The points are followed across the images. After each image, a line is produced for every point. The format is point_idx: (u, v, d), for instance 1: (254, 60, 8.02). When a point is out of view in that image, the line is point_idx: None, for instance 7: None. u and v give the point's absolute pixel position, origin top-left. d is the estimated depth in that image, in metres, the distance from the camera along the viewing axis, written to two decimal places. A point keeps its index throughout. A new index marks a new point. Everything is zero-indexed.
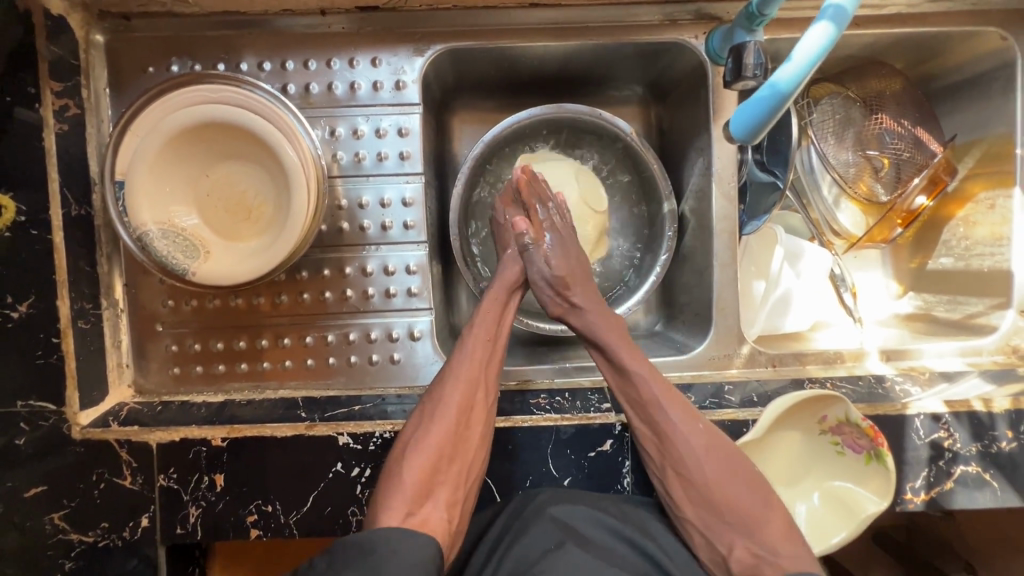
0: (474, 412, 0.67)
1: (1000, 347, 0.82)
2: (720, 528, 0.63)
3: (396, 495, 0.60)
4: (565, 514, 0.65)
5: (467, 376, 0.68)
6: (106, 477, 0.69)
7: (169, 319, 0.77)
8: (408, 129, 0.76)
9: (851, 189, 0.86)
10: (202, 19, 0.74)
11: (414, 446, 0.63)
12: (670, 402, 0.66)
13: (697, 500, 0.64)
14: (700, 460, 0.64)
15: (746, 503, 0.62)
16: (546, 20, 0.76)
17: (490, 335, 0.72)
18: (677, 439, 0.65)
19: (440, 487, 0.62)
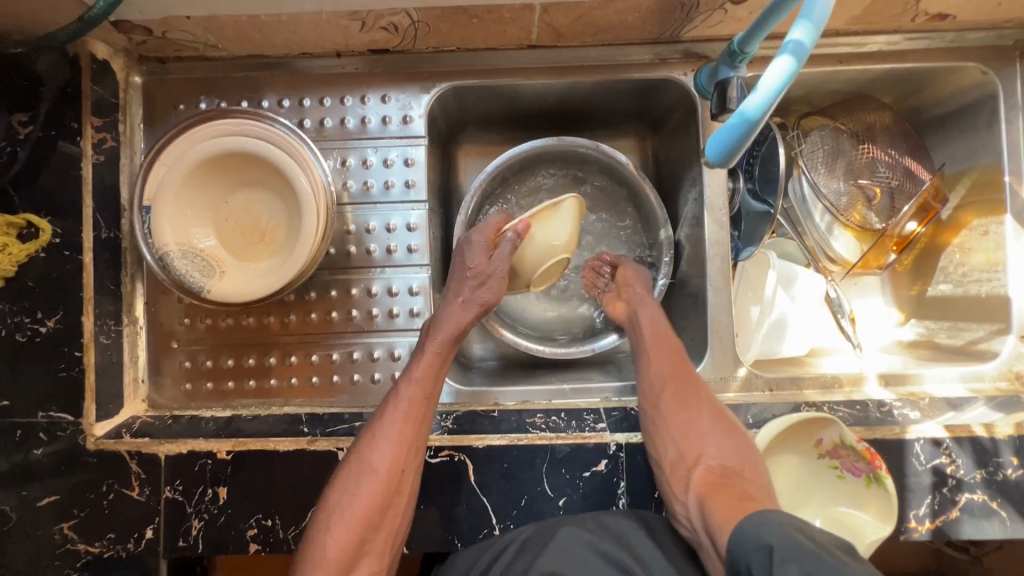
0: (403, 477, 0.67)
1: (1004, 373, 0.82)
2: (693, 451, 0.69)
3: (318, 564, 0.62)
4: (565, 539, 0.64)
5: (398, 441, 0.67)
6: (115, 488, 0.71)
7: (185, 336, 0.81)
8: (413, 159, 0.81)
9: (844, 218, 0.88)
10: (228, 61, 0.81)
11: (337, 512, 0.64)
12: (673, 350, 0.77)
13: (679, 427, 0.71)
14: (695, 405, 0.72)
15: (722, 437, 0.69)
16: (542, 60, 0.82)
17: (425, 392, 0.72)
18: (681, 379, 0.74)
19: (362, 557, 0.64)
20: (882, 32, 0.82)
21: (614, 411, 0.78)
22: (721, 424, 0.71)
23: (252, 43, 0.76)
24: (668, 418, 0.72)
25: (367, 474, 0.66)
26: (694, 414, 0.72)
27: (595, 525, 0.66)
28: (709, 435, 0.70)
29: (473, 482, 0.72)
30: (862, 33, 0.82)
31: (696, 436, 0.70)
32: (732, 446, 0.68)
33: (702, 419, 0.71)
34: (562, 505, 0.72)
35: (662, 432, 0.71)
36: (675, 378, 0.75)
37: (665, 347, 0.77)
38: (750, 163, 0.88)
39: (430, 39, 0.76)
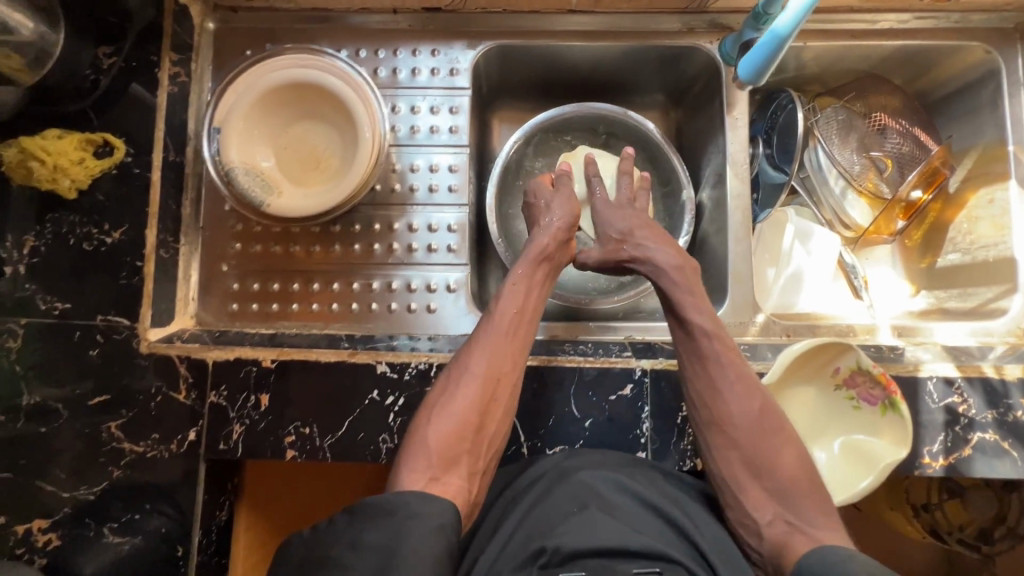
0: (500, 389, 0.69)
1: (1012, 330, 0.85)
2: (753, 489, 0.64)
3: (418, 464, 0.62)
4: (597, 478, 0.66)
5: (500, 351, 0.70)
6: (163, 390, 0.75)
7: (235, 260, 0.86)
8: (458, 108, 0.88)
9: (858, 184, 0.93)
10: (293, 13, 0.89)
11: (438, 412, 0.66)
12: (724, 359, 0.70)
13: (733, 459, 0.66)
14: (747, 424, 0.66)
15: (782, 464, 0.64)
16: (578, 25, 0.89)
17: (518, 312, 0.75)
18: (727, 393, 0.68)
19: (463, 460, 0.63)
20: (891, 11, 0.89)
21: (639, 344, 0.81)
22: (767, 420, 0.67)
23: None
24: (721, 448, 0.67)
25: (466, 381, 0.68)
26: (750, 435, 0.66)
27: (625, 470, 0.68)
28: (767, 467, 0.64)
29: None
30: (874, 12, 0.89)
31: (752, 467, 0.65)
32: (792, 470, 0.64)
33: (746, 425, 0.66)
34: (588, 427, 0.75)
35: (716, 462, 0.67)
36: (705, 378, 0.69)
37: (710, 363, 0.69)
38: (768, 131, 0.95)
39: None
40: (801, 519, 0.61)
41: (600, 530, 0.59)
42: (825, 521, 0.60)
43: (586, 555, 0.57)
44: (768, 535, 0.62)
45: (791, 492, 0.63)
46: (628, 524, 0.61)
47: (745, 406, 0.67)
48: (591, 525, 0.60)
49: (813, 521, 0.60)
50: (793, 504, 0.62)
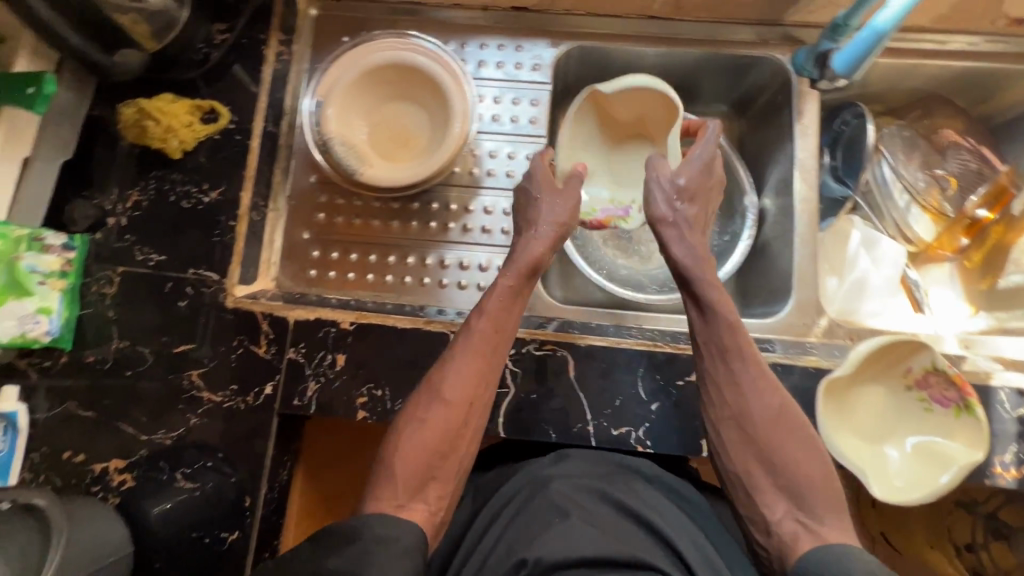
0: (473, 409, 0.69)
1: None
2: (767, 490, 0.65)
3: (386, 489, 0.64)
4: (574, 487, 0.68)
5: (472, 369, 0.69)
6: (245, 344, 0.78)
7: (318, 228, 0.89)
8: (537, 101, 0.92)
9: (922, 199, 0.95)
10: (389, 6, 0.95)
11: (406, 435, 0.66)
12: (747, 351, 0.70)
13: (746, 457, 0.67)
14: (760, 423, 0.67)
15: (795, 464, 0.65)
16: (655, 30, 0.94)
17: (501, 324, 0.73)
18: (744, 392, 0.68)
19: (432, 481, 0.65)
20: (963, 33, 0.92)
21: None
22: (774, 426, 0.67)
23: None
24: (734, 446, 0.67)
25: (438, 401, 0.68)
26: (764, 433, 0.67)
27: (605, 478, 0.70)
28: (778, 469, 0.65)
29: (572, 377, 0.76)
30: (945, 32, 0.92)
31: (766, 467, 0.66)
32: (803, 469, 0.65)
33: (764, 423, 0.67)
34: (654, 410, 0.75)
35: (727, 463, 0.68)
36: (728, 372, 0.69)
37: (728, 360, 0.69)
38: (832, 145, 0.96)
39: None
40: (812, 518, 0.62)
41: (578, 539, 0.61)
42: (831, 523, 0.62)
43: (564, 565, 0.59)
44: (776, 532, 0.63)
45: (801, 493, 0.64)
46: (605, 531, 0.63)
47: (758, 405, 0.67)
48: (572, 534, 0.62)
49: (822, 522, 0.62)
50: (804, 504, 0.63)
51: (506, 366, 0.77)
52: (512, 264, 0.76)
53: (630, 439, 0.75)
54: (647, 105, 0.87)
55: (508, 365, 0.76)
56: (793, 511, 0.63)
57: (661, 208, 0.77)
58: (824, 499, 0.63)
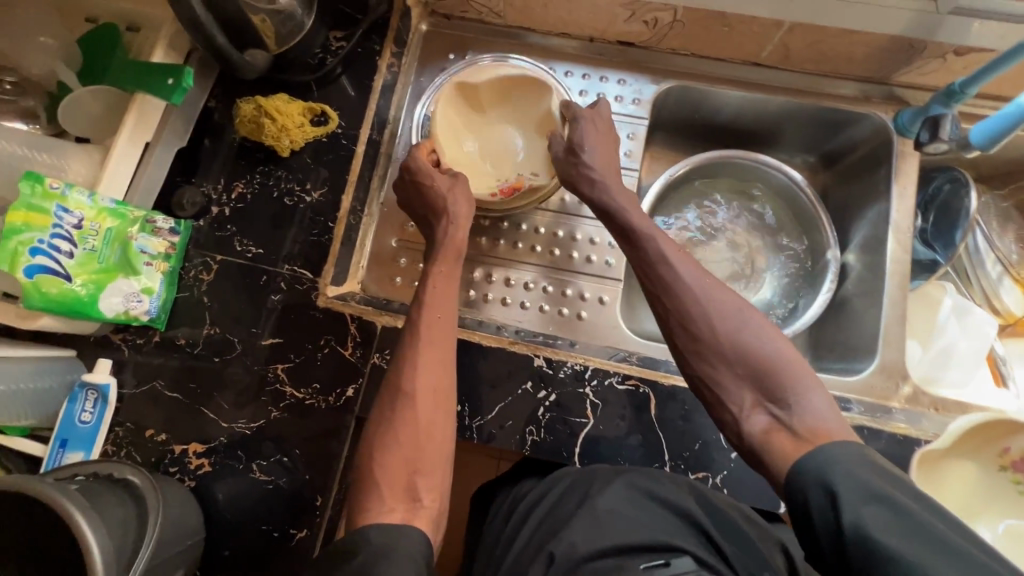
0: (438, 395, 0.66)
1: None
2: (733, 383, 0.59)
3: (373, 492, 0.60)
4: (601, 476, 0.69)
5: (425, 349, 0.68)
6: (331, 344, 0.79)
7: (409, 237, 0.90)
8: (634, 136, 0.94)
9: (1015, 271, 0.93)
10: (498, 29, 0.97)
11: (380, 440, 0.63)
12: (676, 254, 0.67)
13: (704, 356, 0.61)
14: (706, 312, 0.62)
15: (755, 346, 0.59)
16: (756, 76, 0.95)
17: (442, 307, 0.71)
18: (681, 287, 0.64)
19: (419, 475, 0.62)
20: None
21: None
22: (717, 328, 0.61)
23: (530, 15, 0.93)
24: (686, 347, 0.63)
25: (404, 391, 0.65)
26: (708, 323, 0.62)
27: (630, 468, 0.70)
28: (741, 356, 0.59)
29: (653, 415, 0.76)
30: None
31: (728, 360, 0.60)
32: (765, 346, 0.59)
33: (706, 314, 0.62)
34: (734, 459, 0.74)
35: (692, 370, 0.62)
36: (664, 277, 0.66)
37: (660, 265, 0.67)
38: (924, 207, 0.96)
39: (675, 40, 0.92)
40: (793, 399, 0.56)
41: (606, 529, 0.63)
42: (811, 397, 0.55)
43: (593, 557, 0.61)
44: (750, 434, 0.57)
45: (771, 373, 0.57)
46: (631, 520, 0.64)
47: (698, 296, 0.63)
48: (598, 524, 0.64)
49: (803, 398, 0.55)
50: (774, 394, 0.57)
51: (587, 396, 0.76)
52: (438, 253, 0.75)
53: (706, 485, 0.74)
54: (522, 87, 0.85)
55: (590, 395, 0.76)
56: (762, 403, 0.57)
57: (576, 167, 0.78)
58: (796, 371, 0.57)
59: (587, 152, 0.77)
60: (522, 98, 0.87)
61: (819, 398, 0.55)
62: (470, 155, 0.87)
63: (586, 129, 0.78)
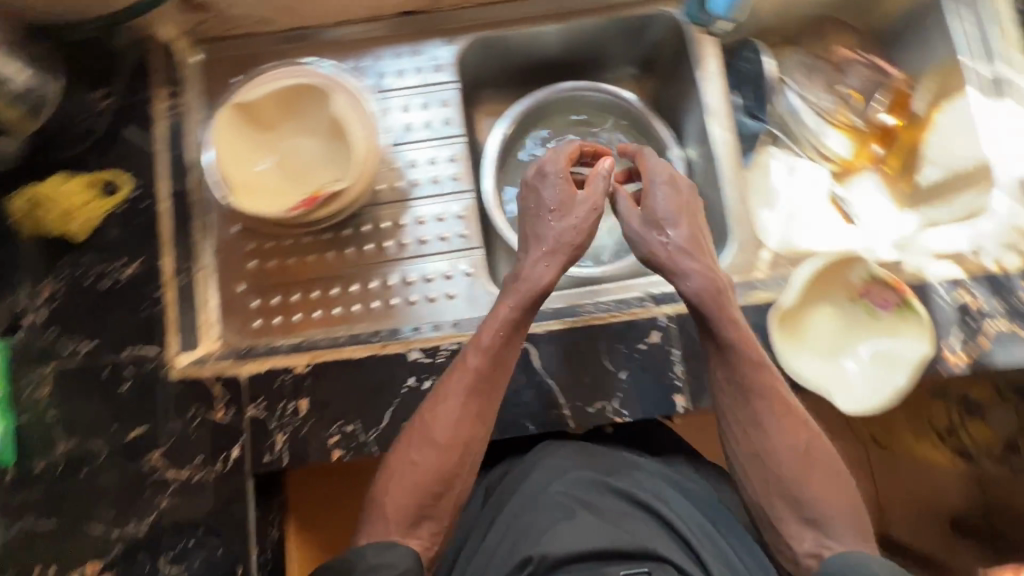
0: (467, 448, 0.70)
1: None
2: (771, 499, 0.68)
3: (378, 524, 0.67)
4: (578, 485, 0.72)
5: (469, 402, 0.70)
6: (201, 412, 0.75)
7: (252, 278, 0.86)
8: (446, 102, 0.92)
9: (831, 118, 1.00)
10: (275, 35, 0.92)
11: (395, 478, 0.68)
12: (749, 352, 0.70)
13: (761, 475, 0.68)
14: (775, 442, 0.69)
15: (807, 491, 0.67)
16: (542, 9, 0.95)
17: (489, 365, 0.71)
18: (762, 413, 0.70)
19: (428, 517, 0.68)
20: None
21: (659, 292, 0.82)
22: (770, 419, 0.70)
23: (299, 12, 0.88)
24: (745, 463, 0.69)
25: (432, 440, 0.69)
26: (771, 447, 0.68)
27: (604, 471, 0.75)
28: (791, 488, 0.67)
29: (537, 365, 0.77)
30: None
31: (778, 486, 0.68)
32: (811, 498, 0.66)
33: (788, 459, 0.68)
34: (623, 379, 0.76)
35: (746, 481, 0.69)
36: (747, 409, 0.70)
37: (741, 373, 0.70)
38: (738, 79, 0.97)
39: None
40: (831, 537, 0.65)
41: (586, 532, 0.64)
42: (844, 531, 0.65)
43: (570, 561, 0.62)
44: (794, 542, 0.66)
45: (814, 510, 0.66)
46: (613, 522, 0.66)
47: (769, 423, 0.69)
48: (579, 529, 0.65)
49: (843, 541, 0.65)
50: (819, 522, 0.66)
51: None
52: (513, 291, 0.74)
53: (606, 412, 0.75)
54: (308, 97, 0.78)
55: None
56: (816, 535, 0.66)
57: (660, 244, 0.75)
58: (839, 518, 0.66)
59: (670, 228, 0.75)
60: (309, 109, 0.79)
61: (853, 537, 0.65)
62: (264, 175, 0.78)
63: (665, 198, 0.76)
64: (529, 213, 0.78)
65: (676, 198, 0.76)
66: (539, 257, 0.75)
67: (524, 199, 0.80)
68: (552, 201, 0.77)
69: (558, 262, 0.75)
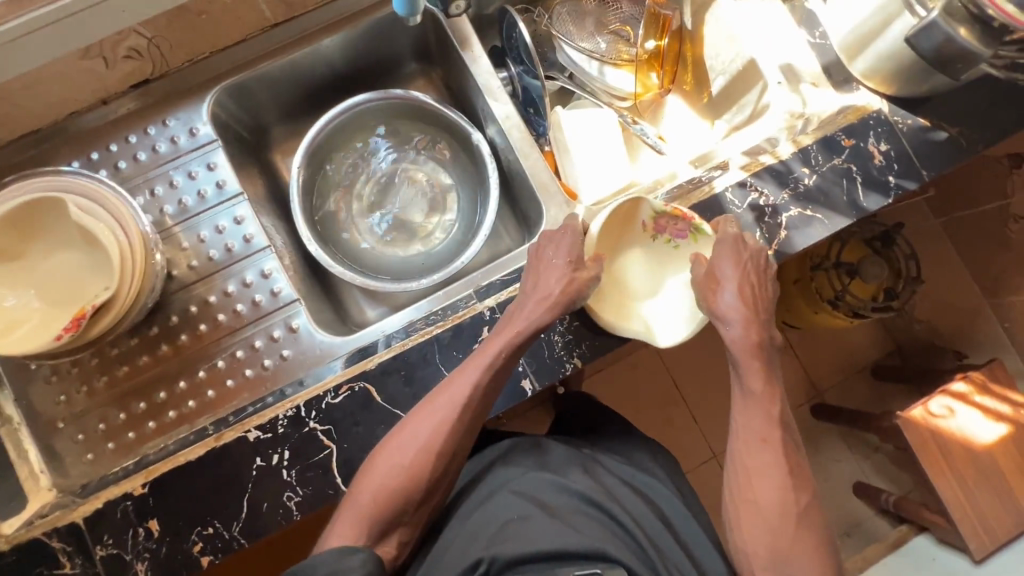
0: (450, 458, 0.72)
1: (824, 114, 0.86)
2: (752, 532, 0.70)
3: (344, 526, 0.67)
4: (537, 487, 0.76)
5: (468, 410, 0.71)
6: (47, 573, 0.70)
7: (68, 413, 0.80)
8: (216, 163, 0.87)
9: (610, 59, 1.01)
10: (4, 149, 0.83)
11: (381, 479, 0.68)
12: (775, 447, 0.72)
13: (747, 506, 0.71)
14: (773, 477, 0.71)
15: (783, 526, 0.70)
16: (286, 37, 0.89)
17: (493, 381, 0.72)
18: (763, 457, 0.72)
19: (399, 525, 0.70)
20: None
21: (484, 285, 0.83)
22: (768, 452, 0.72)
23: (15, 119, 0.80)
24: (738, 493, 0.73)
25: (424, 449, 0.69)
26: (762, 481, 0.71)
27: (560, 472, 0.78)
28: (777, 530, 0.69)
29: (381, 400, 0.75)
30: None
31: (761, 522, 0.70)
32: (794, 539, 0.69)
33: (778, 502, 0.70)
34: None
35: (731, 514, 0.73)
36: (759, 452, 0.72)
37: (757, 428, 0.73)
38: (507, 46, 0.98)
39: (180, 52, 0.84)
40: None
41: (539, 537, 0.68)
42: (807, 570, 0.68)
43: (522, 561, 0.66)
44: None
45: (788, 556, 0.69)
46: (567, 523, 0.70)
47: (767, 465, 0.72)
48: (532, 533, 0.69)
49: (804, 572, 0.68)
50: (784, 561, 0.69)
51: (316, 429, 0.74)
52: (520, 316, 0.73)
53: None
54: (41, 213, 0.72)
55: (318, 428, 0.74)
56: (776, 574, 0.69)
57: (711, 299, 0.75)
58: (806, 560, 0.69)
59: (726, 285, 0.74)
60: (51, 223, 0.73)
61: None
62: (20, 309, 0.72)
63: (729, 259, 0.75)
64: (524, 293, 0.75)
65: (732, 255, 0.75)
66: (529, 308, 0.73)
67: (528, 271, 0.77)
68: (532, 290, 0.74)
69: (550, 314, 0.72)
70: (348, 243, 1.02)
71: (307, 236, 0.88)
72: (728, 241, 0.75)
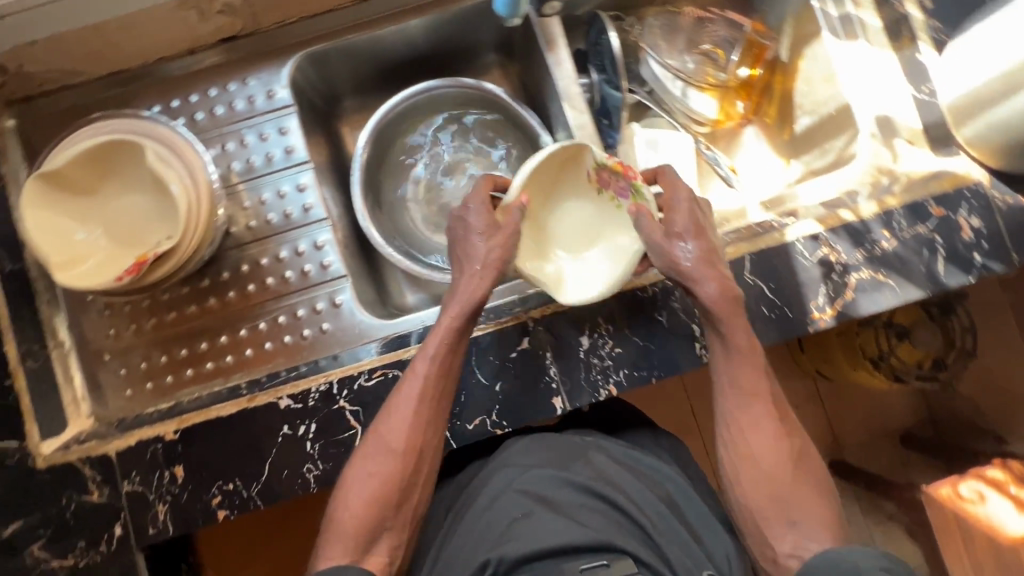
0: (419, 457, 0.70)
1: (915, 174, 0.81)
2: (781, 536, 0.66)
3: (334, 543, 0.67)
4: (538, 477, 0.72)
5: (423, 402, 0.70)
6: (74, 497, 0.73)
7: (115, 347, 0.83)
8: (287, 128, 0.88)
9: (696, 80, 0.97)
10: (93, 84, 0.86)
11: (352, 485, 0.68)
12: (769, 440, 0.70)
13: (767, 511, 0.67)
14: (784, 479, 0.68)
15: (802, 512, 0.67)
16: (374, 11, 0.89)
17: (444, 368, 0.71)
18: (758, 450, 0.69)
19: (385, 533, 0.68)
20: None
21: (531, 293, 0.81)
22: (765, 421, 0.70)
23: (109, 57, 0.82)
24: (754, 502, 0.68)
25: (385, 449, 0.69)
26: (775, 482, 0.68)
27: (562, 463, 0.74)
28: (799, 525, 0.66)
29: None
30: None
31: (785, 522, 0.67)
32: (814, 526, 0.66)
33: (788, 491, 0.68)
34: (499, 390, 0.76)
35: (753, 525, 0.68)
36: (752, 446, 0.70)
37: (747, 431, 0.70)
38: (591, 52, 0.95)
39: (271, 13, 0.85)
40: None
41: (543, 531, 0.65)
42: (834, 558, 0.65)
43: (526, 560, 0.63)
44: None
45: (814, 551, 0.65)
46: (571, 517, 0.67)
47: (773, 460, 0.69)
48: (535, 526, 0.66)
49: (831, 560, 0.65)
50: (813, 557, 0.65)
51: (344, 409, 0.75)
52: (458, 306, 0.72)
53: (486, 426, 0.75)
54: (117, 154, 0.74)
55: (346, 407, 0.75)
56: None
57: (677, 261, 0.71)
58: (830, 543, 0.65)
59: (684, 243, 0.71)
60: (126, 165, 0.75)
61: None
62: (88, 243, 0.74)
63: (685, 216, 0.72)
64: (462, 258, 0.74)
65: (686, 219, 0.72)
66: (468, 280, 0.72)
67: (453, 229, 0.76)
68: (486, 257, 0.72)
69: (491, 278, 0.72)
70: (401, 226, 1.01)
71: (365, 214, 0.88)
72: (683, 205, 0.73)
